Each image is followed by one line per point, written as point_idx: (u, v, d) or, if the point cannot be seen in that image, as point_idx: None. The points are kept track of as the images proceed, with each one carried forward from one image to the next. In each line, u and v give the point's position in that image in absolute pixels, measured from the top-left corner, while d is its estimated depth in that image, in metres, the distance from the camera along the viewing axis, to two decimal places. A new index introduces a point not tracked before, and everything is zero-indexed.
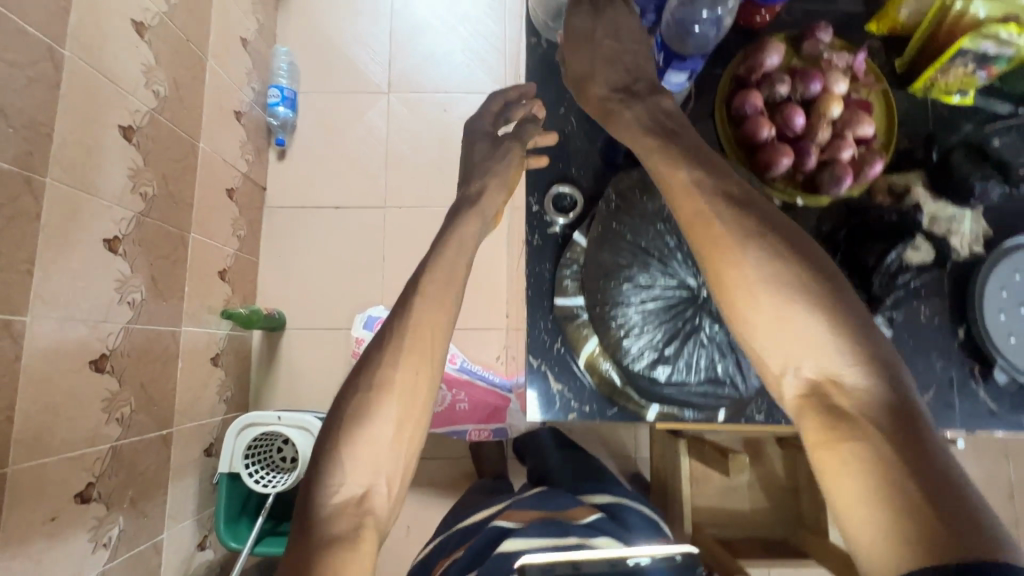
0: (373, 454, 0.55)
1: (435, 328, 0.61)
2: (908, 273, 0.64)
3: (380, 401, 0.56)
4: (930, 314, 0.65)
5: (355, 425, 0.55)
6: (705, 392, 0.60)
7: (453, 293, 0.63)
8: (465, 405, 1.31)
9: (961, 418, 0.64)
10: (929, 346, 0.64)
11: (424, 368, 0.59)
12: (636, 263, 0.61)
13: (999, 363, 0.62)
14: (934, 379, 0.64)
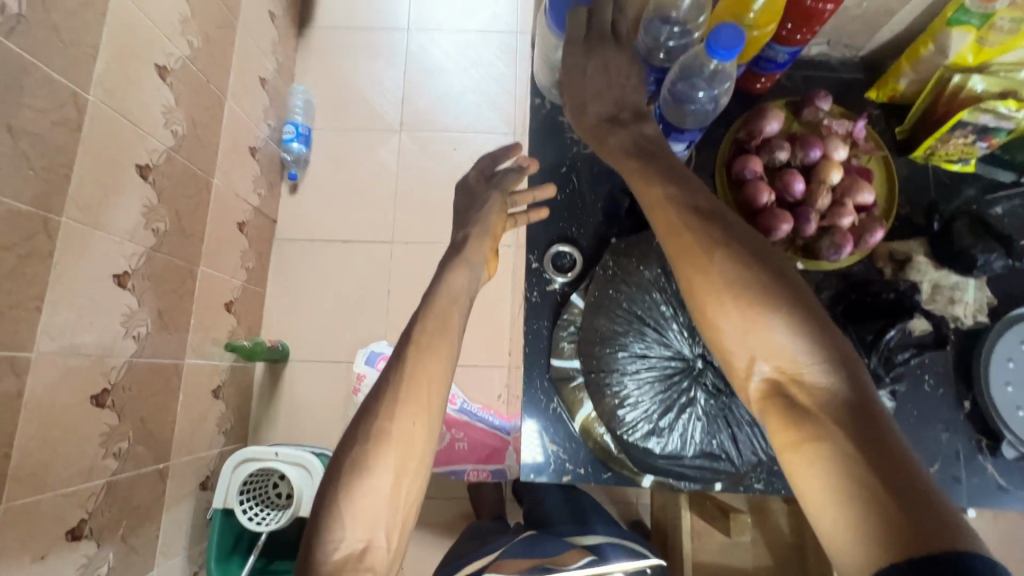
0: (373, 508, 0.53)
1: (434, 379, 0.60)
2: (910, 351, 0.62)
3: (379, 453, 0.55)
4: (934, 383, 0.64)
5: (354, 477, 0.54)
6: (700, 465, 0.60)
7: (449, 345, 0.63)
8: (463, 446, 1.29)
9: (969, 494, 0.62)
10: (933, 417, 0.63)
11: (424, 419, 0.58)
12: (632, 331, 0.61)
13: (1007, 437, 0.60)
14: (940, 451, 0.62)
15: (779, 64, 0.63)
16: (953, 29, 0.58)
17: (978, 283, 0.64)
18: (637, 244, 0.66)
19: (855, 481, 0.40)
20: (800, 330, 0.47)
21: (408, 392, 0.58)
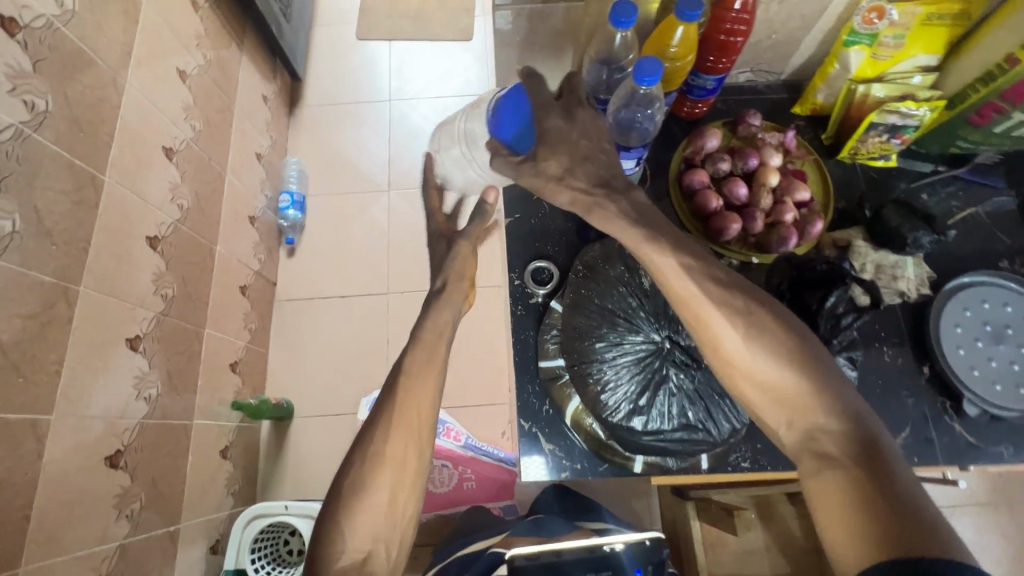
0: (371, 524, 0.60)
1: (423, 403, 0.66)
2: (852, 315, 0.67)
3: (375, 474, 0.62)
4: (893, 354, 0.69)
5: (353, 495, 0.61)
6: (682, 438, 0.64)
7: (438, 369, 0.69)
8: (472, 483, 1.30)
9: (943, 453, 0.66)
10: (898, 385, 0.68)
11: (415, 440, 0.64)
12: (605, 323, 0.67)
13: (967, 396, 0.65)
14: (909, 416, 0.67)
15: (708, 90, 0.74)
16: (850, 49, 0.68)
17: (921, 263, 0.71)
18: (607, 248, 0.73)
19: (867, 507, 0.46)
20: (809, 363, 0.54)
21: (400, 416, 0.65)
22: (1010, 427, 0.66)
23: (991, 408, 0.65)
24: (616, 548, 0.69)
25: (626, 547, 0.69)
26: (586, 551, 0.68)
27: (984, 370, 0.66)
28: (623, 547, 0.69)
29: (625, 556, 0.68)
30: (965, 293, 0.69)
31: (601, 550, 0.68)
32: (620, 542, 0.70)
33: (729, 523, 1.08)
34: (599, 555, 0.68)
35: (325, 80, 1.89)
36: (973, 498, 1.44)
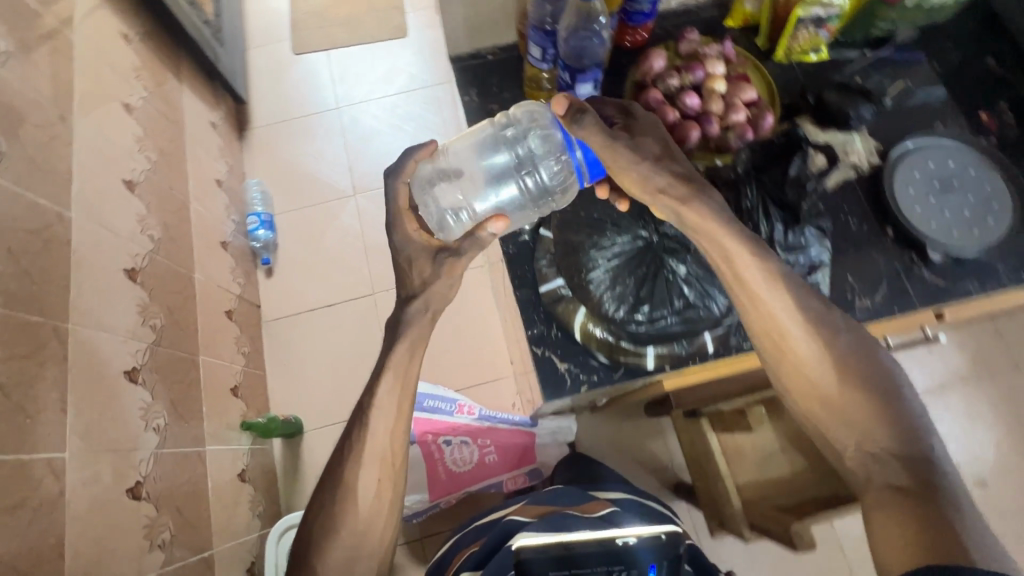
0: (346, 545, 0.70)
1: (387, 436, 0.74)
2: (813, 180, 0.77)
3: (343, 507, 0.71)
4: (858, 222, 0.76)
5: (332, 522, 0.70)
6: (682, 317, 0.79)
7: (403, 402, 0.74)
8: (493, 455, 1.33)
9: (918, 299, 0.72)
10: (867, 248, 0.75)
11: (385, 470, 0.73)
12: (596, 235, 0.82)
13: (930, 244, 0.72)
14: (882, 273, 0.74)
15: (646, 14, 0.79)
16: None
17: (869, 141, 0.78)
18: (585, 196, 0.87)
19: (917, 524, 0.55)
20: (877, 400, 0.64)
21: (365, 451, 0.73)
22: (973, 266, 0.72)
23: (950, 252, 0.71)
24: (630, 542, 0.71)
25: (640, 541, 0.71)
26: (597, 543, 0.71)
27: (938, 220, 0.73)
28: (637, 540, 0.71)
29: (641, 546, 0.71)
30: (910, 157, 0.76)
31: (615, 543, 0.71)
32: (633, 536, 0.71)
33: (744, 423, 1.13)
34: (614, 549, 0.71)
35: (268, 99, 1.88)
36: (958, 371, 1.54)
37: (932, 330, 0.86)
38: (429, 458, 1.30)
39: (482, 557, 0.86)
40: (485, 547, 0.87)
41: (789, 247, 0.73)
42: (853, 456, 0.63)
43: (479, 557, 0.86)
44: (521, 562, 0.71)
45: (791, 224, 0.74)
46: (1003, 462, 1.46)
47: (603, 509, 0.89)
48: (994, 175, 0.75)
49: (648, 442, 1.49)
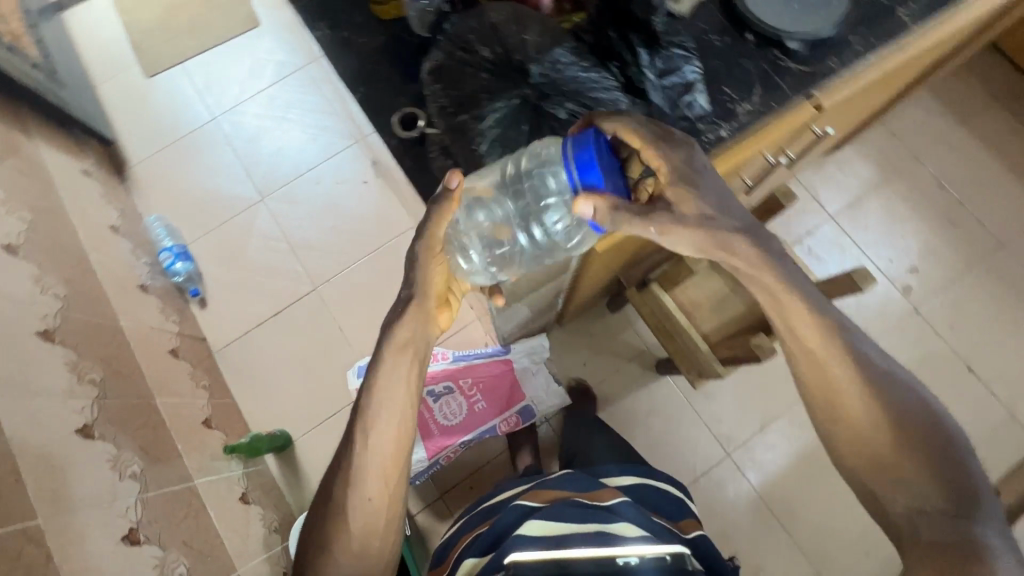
0: (348, 551, 0.76)
1: (387, 459, 0.79)
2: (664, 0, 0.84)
3: (344, 520, 0.77)
4: (721, 37, 0.85)
5: (336, 531, 0.77)
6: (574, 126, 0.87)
7: (400, 432, 0.79)
8: (481, 400, 1.37)
9: (790, 89, 0.82)
10: (736, 57, 0.84)
11: (386, 488, 0.78)
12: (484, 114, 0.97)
13: (785, 36, 0.82)
14: (753, 74, 0.83)
15: None
16: None
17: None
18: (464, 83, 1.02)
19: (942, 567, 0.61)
20: (930, 464, 0.66)
21: (363, 472, 0.78)
22: (826, 48, 0.83)
23: (803, 38, 0.80)
24: (631, 564, 0.81)
25: (643, 561, 0.82)
26: (592, 565, 0.81)
27: (787, 15, 0.82)
28: (639, 561, 0.81)
29: (642, 567, 0.81)
30: None
31: (618, 565, 0.81)
32: (634, 557, 0.82)
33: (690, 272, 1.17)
34: (612, 568, 0.81)
35: (139, 132, 1.76)
36: (869, 180, 1.65)
37: (821, 127, 0.91)
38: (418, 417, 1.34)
39: (492, 540, 0.92)
40: (495, 529, 0.93)
41: (665, 77, 0.84)
42: (901, 510, 0.67)
43: (489, 539, 0.92)
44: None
45: (661, 56, 0.84)
46: (926, 246, 1.60)
47: (611, 499, 0.94)
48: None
49: (621, 335, 1.55)
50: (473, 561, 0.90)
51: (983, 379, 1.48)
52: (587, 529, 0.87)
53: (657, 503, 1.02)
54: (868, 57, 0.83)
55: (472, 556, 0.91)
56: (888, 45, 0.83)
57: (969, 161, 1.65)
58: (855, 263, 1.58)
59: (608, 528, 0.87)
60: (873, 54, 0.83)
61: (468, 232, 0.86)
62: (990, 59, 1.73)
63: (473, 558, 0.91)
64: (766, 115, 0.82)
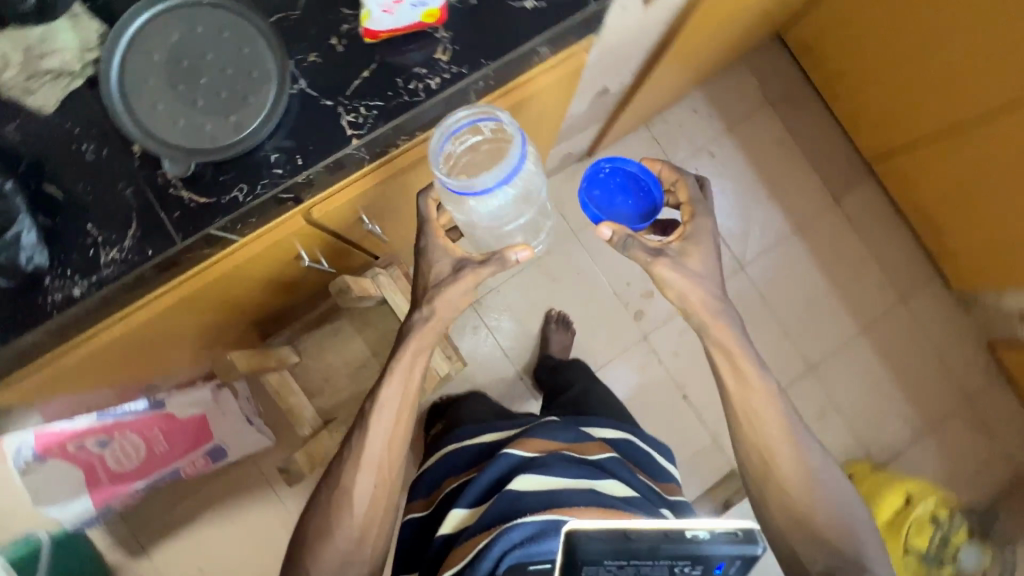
0: (347, 538, 0.69)
1: (386, 442, 0.71)
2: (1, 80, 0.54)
3: (343, 508, 0.69)
4: (95, 148, 0.56)
5: (342, 487, 0.70)
6: None
7: (405, 429, 0.72)
8: (164, 445, 1.19)
9: (178, 230, 0.57)
10: (109, 177, 0.56)
11: (379, 479, 0.70)
12: None
13: (163, 152, 0.55)
14: (128, 206, 0.56)
15: None
16: None
17: (107, 27, 0.56)
18: None
19: None
20: None
21: (367, 456, 0.70)
22: (296, 146, 0.58)
23: (227, 154, 0.56)
24: (699, 536, 0.56)
25: (712, 535, 0.56)
26: (664, 532, 0.56)
27: (188, 116, 0.56)
28: (707, 533, 0.56)
29: (709, 543, 0.56)
30: (142, 35, 0.56)
31: (676, 531, 0.56)
32: (701, 528, 0.56)
33: (329, 339, 1.06)
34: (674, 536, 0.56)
35: None
36: None
37: (368, 222, 0.79)
38: (79, 460, 1.12)
39: (481, 492, 0.71)
40: (484, 481, 0.71)
41: None
42: None
43: (477, 494, 0.71)
44: (573, 547, 0.55)
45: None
46: None
47: (599, 454, 0.76)
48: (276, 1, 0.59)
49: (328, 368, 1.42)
50: (462, 513, 0.70)
51: (696, 410, 1.45)
52: (581, 484, 0.68)
53: (641, 459, 0.85)
54: (362, 152, 0.60)
55: (461, 505, 0.70)
56: (404, 129, 0.60)
57: (729, 175, 1.53)
58: (592, 286, 1.47)
59: (600, 487, 0.69)
60: (364, 154, 0.60)
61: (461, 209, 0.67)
62: (772, 53, 1.57)
63: (461, 507, 0.70)
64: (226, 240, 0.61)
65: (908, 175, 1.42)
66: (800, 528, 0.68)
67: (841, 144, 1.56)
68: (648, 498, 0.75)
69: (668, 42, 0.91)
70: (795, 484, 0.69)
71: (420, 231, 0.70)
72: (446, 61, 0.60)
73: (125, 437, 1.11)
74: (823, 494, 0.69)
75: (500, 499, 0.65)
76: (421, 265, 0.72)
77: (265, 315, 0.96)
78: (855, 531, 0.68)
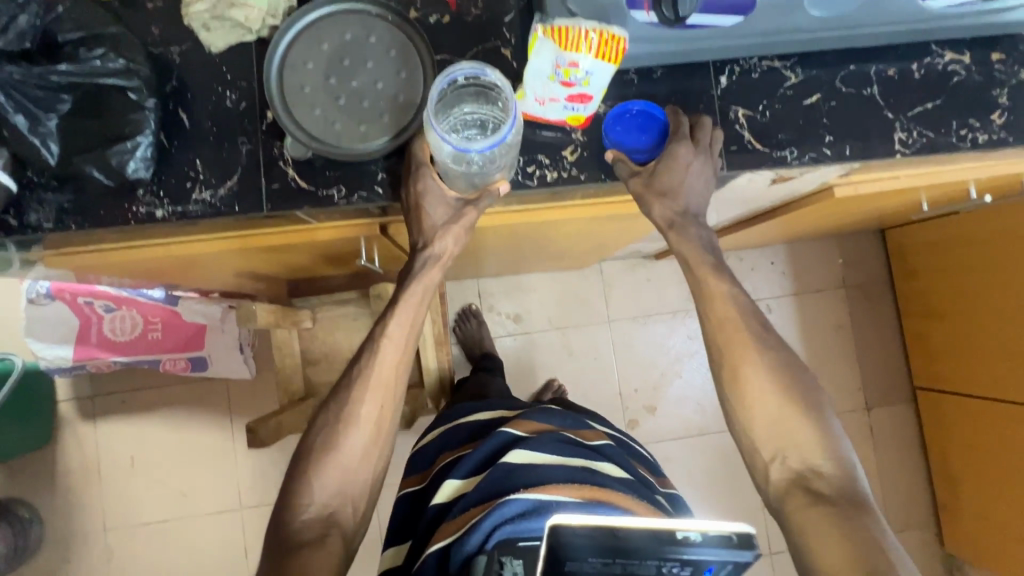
0: (345, 466, 0.60)
1: (396, 363, 0.63)
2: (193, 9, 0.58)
3: (343, 428, 0.61)
4: (237, 99, 0.60)
5: (345, 412, 0.61)
6: None
7: (408, 355, 0.64)
8: (158, 334, 1.25)
9: (270, 201, 0.59)
10: (234, 130, 0.60)
11: (383, 404, 0.62)
12: None
13: (291, 129, 0.58)
14: (239, 161, 0.60)
15: None
16: None
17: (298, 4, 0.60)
18: None
19: None
20: None
21: (373, 379, 0.62)
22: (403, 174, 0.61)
23: (344, 156, 0.59)
24: (691, 539, 0.47)
25: (705, 539, 0.48)
26: (653, 534, 0.48)
27: (326, 109, 0.59)
28: (702, 537, 0.48)
29: (701, 548, 0.47)
30: (322, 24, 0.60)
31: (670, 536, 0.48)
32: (694, 531, 0.48)
33: (345, 324, 1.08)
34: (662, 536, 0.48)
35: None
36: (671, 305, 1.50)
37: None
38: (80, 314, 1.22)
39: (476, 465, 0.69)
40: (479, 454, 0.70)
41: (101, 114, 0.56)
42: None
43: (472, 467, 0.70)
44: (558, 547, 0.47)
45: (81, 64, 0.52)
46: (680, 393, 1.48)
47: (597, 441, 0.74)
48: (447, 43, 0.62)
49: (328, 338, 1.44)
50: (455, 484, 0.69)
51: None
52: (575, 462, 0.67)
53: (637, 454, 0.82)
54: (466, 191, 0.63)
55: (455, 477, 0.70)
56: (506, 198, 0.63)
57: None
58: (601, 377, 1.47)
59: (597, 467, 0.67)
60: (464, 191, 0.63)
61: (452, 163, 0.57)
62: (868, 244, 1.55)
63: (455, 479, 0.69)
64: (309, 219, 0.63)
65: (945, 414, 1.40)
66: (770, 429, 0.61)
67: (895, 356, 1.53)
68: (643, 483, 0.71)
69: (776, 213, 0.92)
70: (760, 390, 0.62)
71: (416, 175, 0.58)
72: (570, 161, 0.62)
73: (130, 313, 1.22)
74: (805, 402, 0.61)
75: (494, 471, 0.65)
76: (414, 213, 0.60)
77: (301, 276, 0.99)
78: (835, 432, 0.61)
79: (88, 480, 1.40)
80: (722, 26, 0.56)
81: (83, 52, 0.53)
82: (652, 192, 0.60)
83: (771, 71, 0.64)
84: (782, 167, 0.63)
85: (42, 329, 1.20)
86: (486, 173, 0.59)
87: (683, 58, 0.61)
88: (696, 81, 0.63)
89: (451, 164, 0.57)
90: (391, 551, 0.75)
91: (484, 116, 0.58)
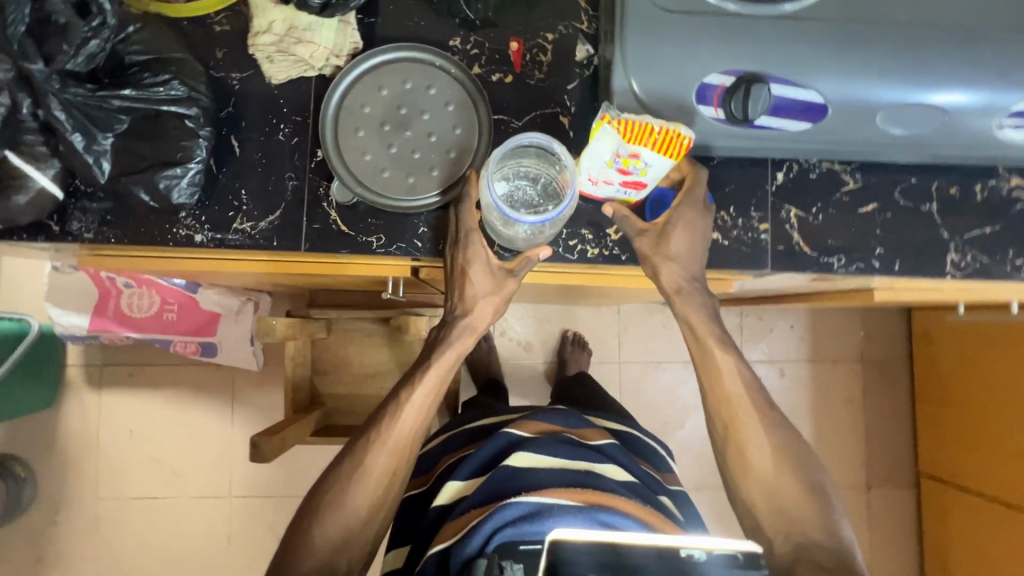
0: (347, 526, 0.55)
1: (414, 423, 0.59)
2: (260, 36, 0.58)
3: (352, 490, 0.56)
4: (290, 133, 0.60)
5: (355, 469, 0.57)
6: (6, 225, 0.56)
7: (428, 416, 0.60)
8: (173, 316, 1.24)
9: (308, 240, 0.59)
10: (282, 164, 0.60)
11: (398, 469, 0.58)
12: None
13: (340, 173, 0.58)
14: (284, 196, 0.60)
15: None
16: None
17: (362, 46, 0.60)
18: None
19: None
20: None
21: (387, 437, 0.58)
22: (444, 233, 0.61)
23: (389, 207, 0.58)
24: (697, 559, 0.49)
25: (708, 559, 0.49)
26: (657, 552, 0.48)
27: (376, 155, 0.58)
28: (708, 558, 0.49)
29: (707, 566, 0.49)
30: (383, 69, 0.59)
31: (678, 557, 0.49)
32: (700, 550, 0.50)
33: (358, 339, 1.08)
34: (669, 555, 0.49)
35: None
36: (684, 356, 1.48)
37: None
38: (101, 287, 1.22)
39: (477, 468, 0.64)
40: (481, 456, 0.65)
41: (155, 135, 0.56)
42: None
43: (473, 469, 0.64)
44: (559, 562, 0.48)
45: (144, 89, 0.52)
46: (681, 444, 1.46)
47: (602, 440, 0.69)
48: (507, 102, 0.62)
49: None
50: (456, 486, 0.63)
51: None
52: (577, 466, 0.61)
53: (649, 453, 0.80)
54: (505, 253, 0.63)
55: (456, 478, 0.64)
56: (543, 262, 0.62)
57: (787, 401, 1.49)
58: None
59: (599, 471, 0.62)
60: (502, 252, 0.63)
61: (498, 222, 0.56)
62: (894, 321, 1.52)
63: (458, 480, 0.63)
64: (344, 259, 0.63)
65: (947, 506, 1.37)
66: (771, 506, 0.56)
67: (904, 439, 1.50)
68: (647, 483, 0.68)
69: (811, 294, 0.90)
70: (765, 465, 0.57)
71: (463, 242, 0.58)
72: (613, 239, 0.62)
73: (148, 294, 1.22)
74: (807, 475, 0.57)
75: (498, 472, 0.59)
76: (456, 277, 0.60)
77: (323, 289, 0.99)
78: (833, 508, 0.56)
79: (74, 453, 1.38)
80: (790, 129, 0.55)
81: (149, 78, 0.53)
82: (660, 256, 0.59)
83: (830, 174, 0.63)
84: (828, 273, 0.62)
85: (60, 299, 1.20)
86: (532, 237, 0.59)
87: (740, 152, 0.60)
88: (752, 174, 0.62)
89: (498, 222, 0.57)
90: (391, 551, 0.68)
91: (530, 170, 0.57)
